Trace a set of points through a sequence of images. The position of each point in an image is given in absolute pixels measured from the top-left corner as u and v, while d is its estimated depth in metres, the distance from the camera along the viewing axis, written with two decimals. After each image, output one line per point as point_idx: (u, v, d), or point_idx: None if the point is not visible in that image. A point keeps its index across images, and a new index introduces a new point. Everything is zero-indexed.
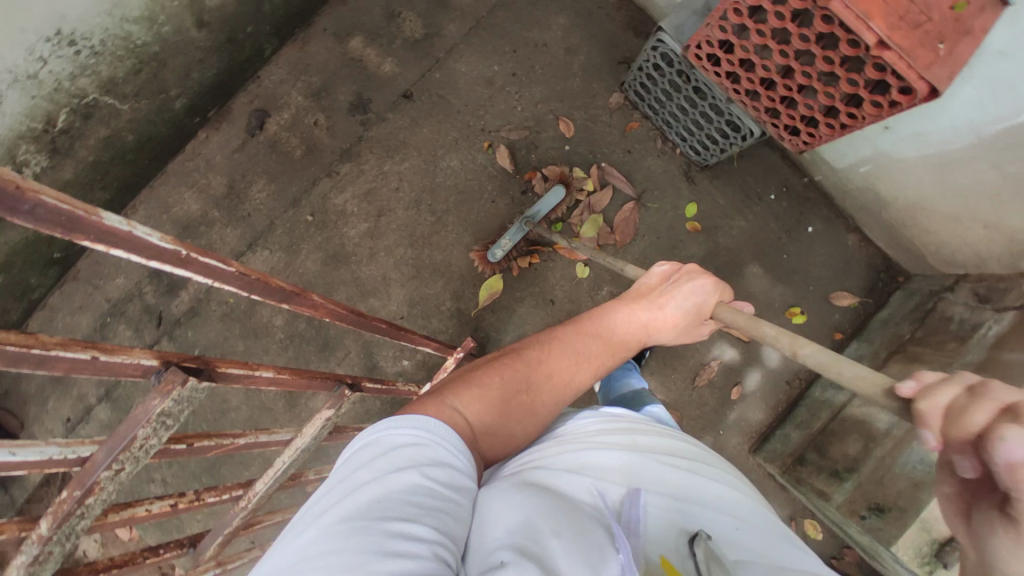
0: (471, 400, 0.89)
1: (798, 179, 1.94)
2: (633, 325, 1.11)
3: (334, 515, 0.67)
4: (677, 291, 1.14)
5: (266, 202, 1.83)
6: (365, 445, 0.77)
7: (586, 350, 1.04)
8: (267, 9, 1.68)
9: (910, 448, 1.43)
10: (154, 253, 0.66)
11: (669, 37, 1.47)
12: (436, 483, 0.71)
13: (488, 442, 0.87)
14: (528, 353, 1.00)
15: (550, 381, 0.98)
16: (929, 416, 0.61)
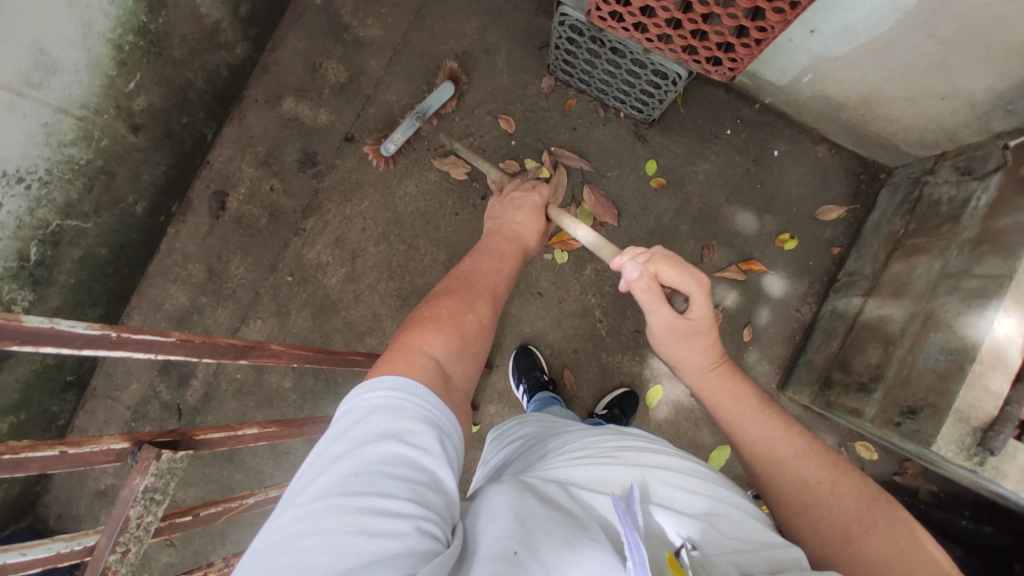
0: (436, 339, 0.95)
1: (749, 107, 1.91)
2: (510, 240, 1.32)
3: (314, 491, 0.70)
4: (524, 207, 1.40)
5: (247, 275, 1.88)
6: (342, 414, 0.80)
7: (486, 268, 1.20)
8: (195, 96, 1.74)
9: (929, 341, 1.38)
10: (86, 341, 0.76)
11: (569, 9, 1.47)
12: (413, 449, 0.74)
13: (463, 368, 0.96)
14: (449, 284, 1.10)
15: (480, 299, 1.10)
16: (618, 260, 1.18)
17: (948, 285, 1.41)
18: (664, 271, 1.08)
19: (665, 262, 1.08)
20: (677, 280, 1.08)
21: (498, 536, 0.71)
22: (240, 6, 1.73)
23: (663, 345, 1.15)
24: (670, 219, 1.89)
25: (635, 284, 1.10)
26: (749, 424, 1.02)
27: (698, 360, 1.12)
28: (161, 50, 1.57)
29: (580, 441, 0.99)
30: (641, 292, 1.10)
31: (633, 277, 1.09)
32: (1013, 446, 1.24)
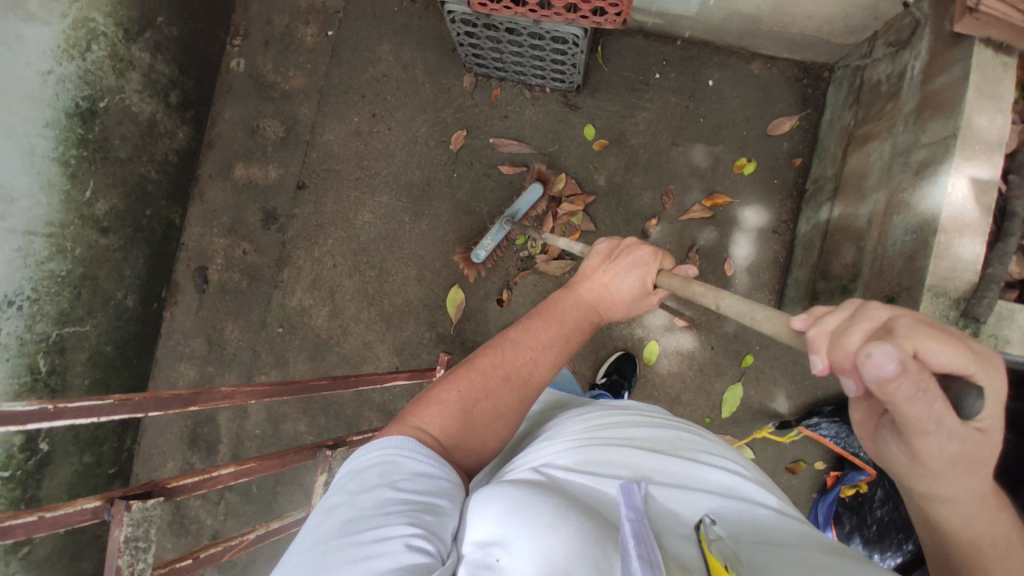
0: (435, 419, 0.90)
1: (672, 46, 1.87)
2: (584, 305, 1.11)
3: (314, 538, 0.72)
4: (621, 266, 1.13)
5: (243, 337, 1.99)
6: (342, 475, 0.81)
7: (536, 340, 1.02)
8: (152, 187, 1.86)
9: (894, 225, 1.31)
10: (30, 418, 0.91)
11: (453, 4, 1.49)
12: (406, 491, 0.75)
13: (459, 453, 0.90)
14: (482, 356, 0.99)
15: (508, 381, 0.97)
16: (820, 343, 0.64)
17: (900, 163, 1.34)
18: (933, 351, 0.56)
19: (932, 334, 0.56)
20: (961, 366, 0.56)
21: (481, 544, 0.68)
22: (169, 95, 1.84)
23: (917, 461, 0.65)
24: (622, 177, 1.87)
25: (890, 386, 0.54)
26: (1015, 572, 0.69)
27: (967, 480, 0.67)
28: (107, 153, 1.69)
29: (573, 425, 0.95)
30: (908, 401, 0.55)
31: (889, 376, 0.52)
32: (1005, 310, 1.17)
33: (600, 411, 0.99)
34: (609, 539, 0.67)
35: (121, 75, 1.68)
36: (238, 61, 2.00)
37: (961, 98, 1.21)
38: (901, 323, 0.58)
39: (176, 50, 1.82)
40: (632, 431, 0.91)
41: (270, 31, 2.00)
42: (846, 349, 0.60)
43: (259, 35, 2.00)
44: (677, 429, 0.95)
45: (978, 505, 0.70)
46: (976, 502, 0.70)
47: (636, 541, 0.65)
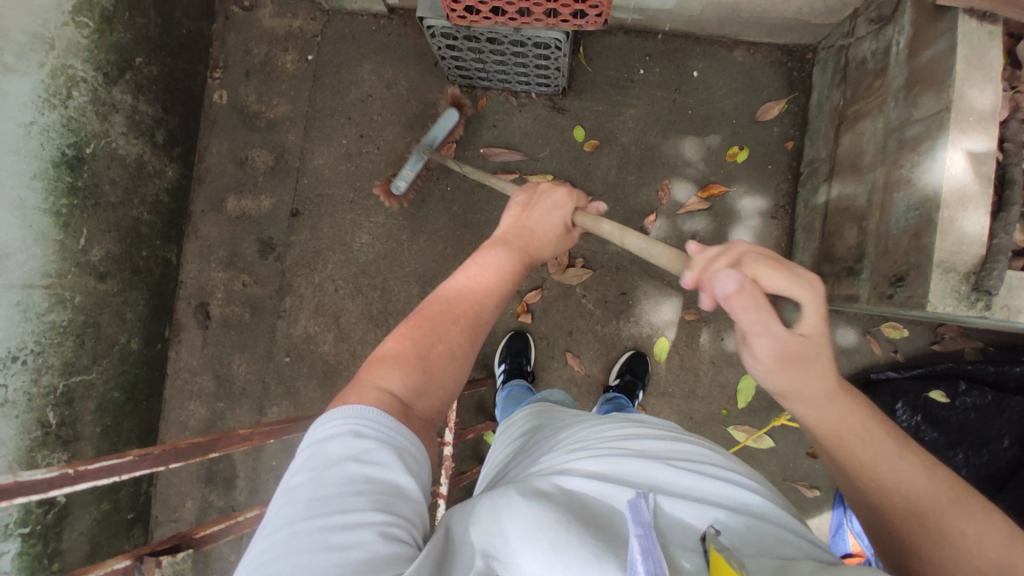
0: (393, 373, 0.92)
1: (653, 40, 1.87)
2: (512, 245, 1.18)
3: (281, 521, 0.72)
4: (541, 211, 1.27)
5: (250, 370, 1.97)
6: (303, 450, 0.81)
7: (476, 285, 1.08)
8: (145, 228, 1.85)
9: (895, 202, 1.31)
10: (48, 484, 0.89)
11: (432, 19, 1.48)
12: (371, 467, 0.77)
13: (422, 401, 0.93)
14: (427, 307, 1.03)
15: (457, 325, 1.02)
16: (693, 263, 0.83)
17: (895, 140, 1.34)
18: (766, 275, 0.75)
19: (768, 263, 0.76)
20: (788, 287, 0.75)
21: (481, 552, 0.70)
22: (155, 134, 1.82)
23: (764, 370, 0.79)
24: (616, 176, 1.86)
25: (732, 298, 0.75)
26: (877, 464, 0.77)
27: (824, 390, 0.78)
28: (98, 199, 1.68)
29: (585, 432, 0.96)
30: (742, 312, 0.75)
31: (730, 291, 0.75)
32: (1016, 279, 1.16)
33: (614, 422, 0.98)
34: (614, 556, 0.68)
35: (105, 119, 1.66)
36: (221, 94, 1.99)
37: (951, 70, 1.20)
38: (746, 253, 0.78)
39: (158, 89, 1.81)
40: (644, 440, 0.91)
41: (250, 61, 1.98)
42: (707, 269, 0.79)
43: (239, 66, 1.99)
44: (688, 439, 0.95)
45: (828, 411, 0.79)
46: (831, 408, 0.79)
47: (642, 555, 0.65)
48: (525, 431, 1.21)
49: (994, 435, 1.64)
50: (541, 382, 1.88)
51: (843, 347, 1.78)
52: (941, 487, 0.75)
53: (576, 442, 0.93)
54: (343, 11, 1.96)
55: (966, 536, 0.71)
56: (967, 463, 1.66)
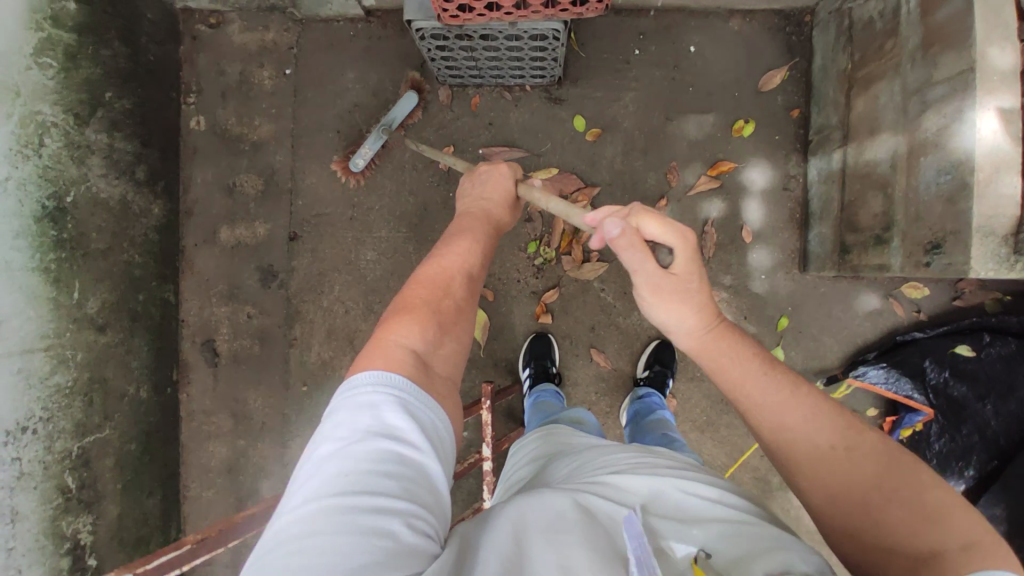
0: (411, 329, 0.93)
1: (646, 18, 1.80)
2: (480, 215, 1.25)
3: (304, 494, 0.70)
4: (497, 180, 1.32)
5: (267, 403, 1.91)
6: (332, 417, 0.80)
7: (463, 250, 1.12)
8: (139, 271, 1.75)
9: (923, 166, 1.29)
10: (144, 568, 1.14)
11: (421, 21, 1.39)
12: (401, 448, 0.75)
13: (440, 359, 0.93)
14: (425, 271, 1.05)
15: (456, 283, 1.05)
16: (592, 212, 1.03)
17: (917, 103, 1.30)
18: (649, 227, 0.94)
19: (652, 217, 0.94)
20: (666, 237, 0.94)
21: (500, 555, 0.68)
22: (136, 171, 1.72)
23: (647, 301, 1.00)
24: (621, 164, 1.81)
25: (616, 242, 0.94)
26: (748, 389, 0.91)
27: (698, 322, 0.98)
28: (87, 248, 1.59)
29: (602, 461, 0.95)
30: (625, 252, 0.94)
31: (615, 237, 0.93)
32: None
33: (629, 451, 0.98)
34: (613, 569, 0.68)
35: (81, 162, 1.56)
36: (198, 120, 1.89)
37: (972, 28, 1.16)
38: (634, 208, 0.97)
39: (133, 122, 1.71)
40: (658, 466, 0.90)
41: (225, 81, 1.88)
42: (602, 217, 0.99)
43: (214, 88, 1.88)
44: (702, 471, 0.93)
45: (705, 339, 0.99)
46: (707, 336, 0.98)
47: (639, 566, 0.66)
48: (536, 457, 1.18)
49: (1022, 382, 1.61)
50: (568, 382, 1.85)
51: (866, 312, 1.77)
52: (810, 407, 0.86)
53: (591, 470, 0.92)
54: (317, 18, 1.85)
55: (836, 449, 0.81)
56: (996, 413, 1.62)
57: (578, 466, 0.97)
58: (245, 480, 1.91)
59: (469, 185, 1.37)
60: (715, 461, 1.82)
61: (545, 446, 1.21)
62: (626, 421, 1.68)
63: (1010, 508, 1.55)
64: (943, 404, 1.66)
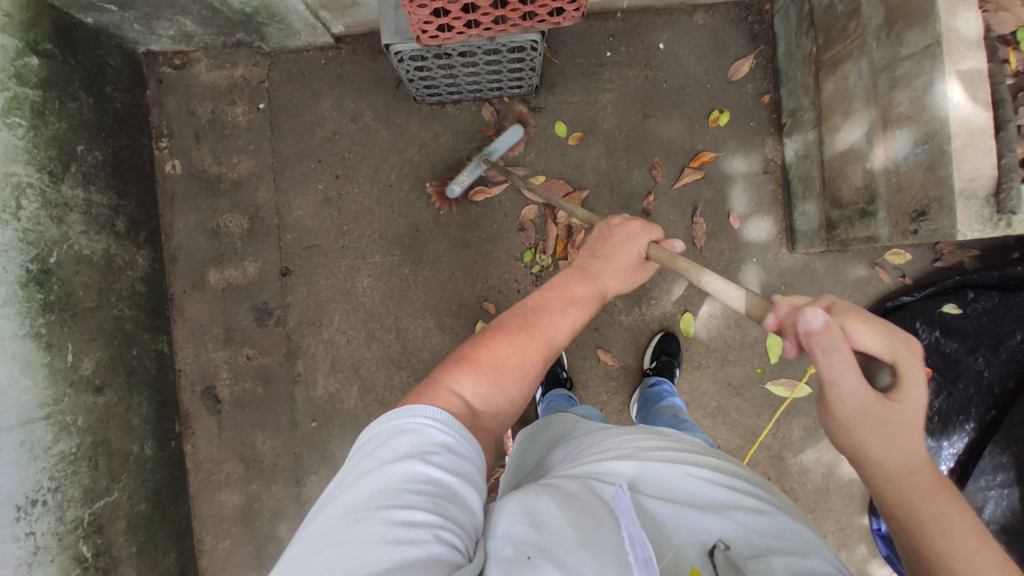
0: (466, 378, 0.91)
1: (613, 20, 1.83)
2: (590, 278, 1.17)
3: (341, 505, 0.71)
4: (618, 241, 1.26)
5: (277, 445, 1.86)
6: (369, 434, 0.80)
7: (558, 307, 1.08)
8: (130, 324, 1.71)
9: (898, 138, 1.36)
10: None
11: (400, 44, 1.39)
12: (435, 467, 0.75)
13: (489, 413, 0.91)
14: (507, 319, 1.03)
15: (534, 340, 1.01)
16: (782, 308, 0.98)
17: (886, 79, 1.37)
18: (857, 328, 0.85)
19: (863, 321, 0.86)
20: (879, 344, 0.85)
21: (512, 540, 0.71)
22: (116, 223, 1.69)
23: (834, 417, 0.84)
24: (606, 164, 1.84)
25: (814, 336, 0.84)
26: (956, 556, 0.70)
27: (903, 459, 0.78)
28: (74, 308, 1.55)
29: (608, 440, 0.96)
30: (826, 352, 0.83)
31: (816, 328, 0.84)
32: None
33: (640, 431, 0.98)
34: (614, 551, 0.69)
35: (60, 222, 1.53)
36: (173, 163, 1.85)
37: (933, 3, 1.22)
38: (837, 305, 0.89)
39: (108, 174, 1.67)
40: (673, 453, 0.90)
41: (197, 122, 1.85)
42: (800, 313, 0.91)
43: (186, 130, 1.85)
44: (723, 460, 0.93)
45: (908, 480, 0.77)
46: (904, 475, 0.77)
47: (632, 544, 0.69)
48: (543, 442, 1.17)
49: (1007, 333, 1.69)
50: (578, 385, 1.86)
51: (855, 282, 1.83)
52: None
53: (597, 449, 0.94)
54: (286, 50, 1.84)
55: None
56: (987, 363, 1.70)
57: (582, 448, 0.98)
58: (262, 526, 1.86)
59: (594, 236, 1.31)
60: (730, 445, 1.85)
61: (552, 427, 1.22)
62: (637, 411, 1.71)
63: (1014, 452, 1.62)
64: (937, 362, 1.74)
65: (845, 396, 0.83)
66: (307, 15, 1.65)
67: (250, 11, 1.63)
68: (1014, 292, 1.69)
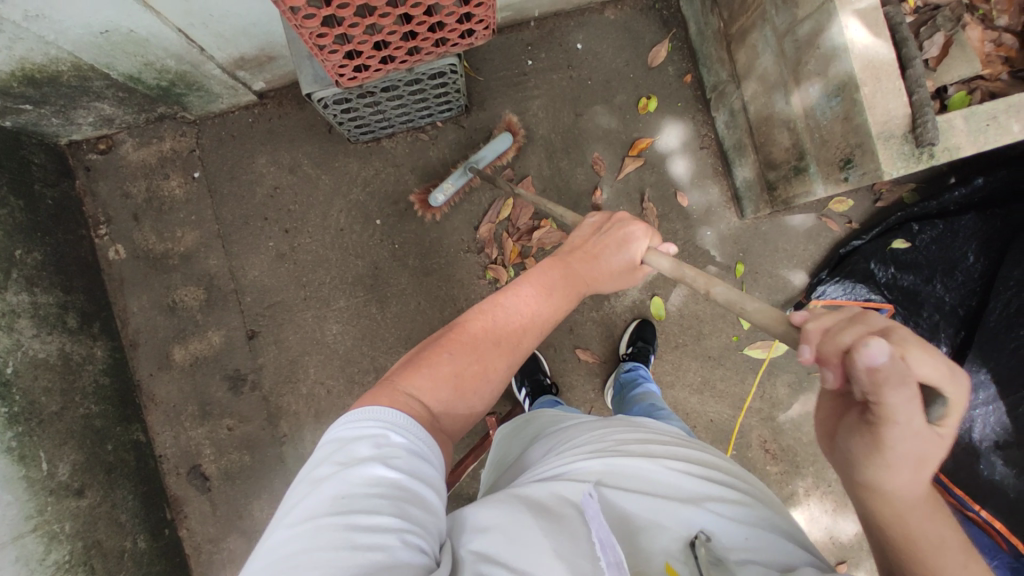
0: (425, 382, 0.91)
1: (528, 29, 1.87)
2: (570, 276, 1.14)
3: (302, 513, 0.69)
4: (612, 241, 1.19)
5: (274, 510, 1.81)
6: (327, 441, 0.79)
7: (529, 303, 1.07)
8: (100, 420, 1.66)
9: (814, 94, 1.42)
10: None
11: (320, 90, 1.39)
12: (396, 469, 0.74)
13: (446, 419, 0.92)
14: (472, 319, 1.02)
15: (499, 342, 1.01)
16: (813, 335, 0.66)
17: (791, 42, 1.44)
18: (922, 360, 0.59)
19: (923, 345, 0.59)
20: (938, 371, 0.60)
21: (486, 549, 0.72)
22: (67, 320, 1.64)
23: (879, 457, 0.64)
24: (548, 169, 1.87)
25: (877, 375, 0.58)
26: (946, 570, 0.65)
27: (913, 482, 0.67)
28: (39, 415, 1.51)
29: (581, 436, 0.96)
30: (886, 391, 0.59)
31: (881, 365, 0.57)
32: (945, 121, 1.29)
33: (619, 425, 0.99)
34: (586, 558, 0.70)
35: (11, 330, 1.49)
36: (117, 249, 1.81)
37: None
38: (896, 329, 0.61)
39: (51, 273, 1.63)
40: (650, 446, 0.91)
41: (134, 203, 1.82)
42: (838, 333, 0.63)
43: (123, 213, 1.82)
44: (696, 448, 0.94)
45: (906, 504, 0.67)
46: (907, 498, 0.67)
47: (603, 548, 0.70)
48: (523, 439, 1.17)
49: (961, 255, 1.75)
50: (564, 388, 1.86)
51: (807, 236, 1.89)
52: None
53: (568, 447, 0.93)
54: (211, 115, 1.82)
55: None
56: (947, 289, 1.76)
57: (559, 443, 0.99)
58: None
59: (590, 228, 1.27)
60: (722, 417, 1.88)
61: (530, 422, 1.23)
62: (613, 395, 1.72)
63: (994, 369, 1.66)
64: (898, 296, 1.79)
65: (901, 437, 0.62)
66: (225, 78, 1.64)
67: (166, 84, 1.62)
68: (958, 216, 1.75)
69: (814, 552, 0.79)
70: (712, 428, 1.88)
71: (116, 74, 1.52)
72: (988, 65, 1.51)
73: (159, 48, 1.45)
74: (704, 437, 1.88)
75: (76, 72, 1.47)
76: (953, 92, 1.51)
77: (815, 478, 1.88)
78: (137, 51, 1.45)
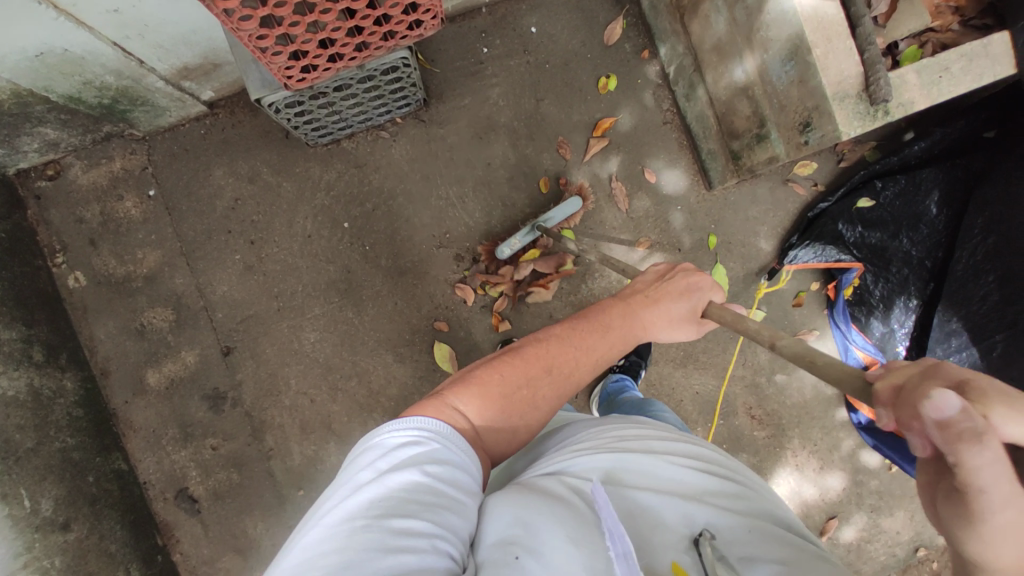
0: (473, 399, 0.91)
1: (480, 16, 1.84)
2: (629, 318, 1.08)
3: (339, 514, 0.70)
4: (674, 287, 1.11)
5: (268, 525, 1.78)
6: (367, 444, 0.80)
7: (582, 341, 1.04)
8: (78, 452, 1.62)
9: (769, 60, 1.43)
10: None
11: (270, 95, 1.35)
12: (433, 477, 0.75)
13: (490, 437, 0.91)
14: (523, 346, 1.01)
15: (549, 375, 0.99)
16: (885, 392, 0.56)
17: (743, 9, 1.45)
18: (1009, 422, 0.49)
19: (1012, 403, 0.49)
20: None
21: (502, 541, 0.72)
22: (32, 354, 1.59)
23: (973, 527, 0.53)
24: (514, 156, 1.85)
25: (951, 436, 0.49)
26: None
27: None
28: (14, 453, 1.47)
29: (583, 433, 0.96)
30: (965, 454, 0.49)
31: (953, 424, 0.48)
32: (899, 76, 1.31)
33: (620, 424, 0.99)
34: (596, 553, 0.69)
35: None
36: (76, 276, 1.76)
37: None
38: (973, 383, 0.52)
39: (11, 306, 1.58)
40: (652, 441, 0.91)
41: (89, 228, 1.76)
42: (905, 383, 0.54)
43: (80, 239, 1.76)
44: (695, 442, 0.95)
45: None
46: None
47: (612, 538, 0.69)
48: None
49: (924, 208, 1.77)
50: None
51: (775, 203, 1.90)
52: None
53: (573, 443, 0.94)
54: (162, 128, 1.76)
55: None
56: (914, 243, 1.78)
57: (563, 440, 0.99)
58: None
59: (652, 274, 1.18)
60: (707, 388, 1.90)
61: None
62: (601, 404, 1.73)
63: (964, 317, 1.70)
64: (867, 254, 1.80)
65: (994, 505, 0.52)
66: (170, 90, 1.58)
67: (109, 102, 1.56)
68: (918, 169, 1.78)
69: (811, 541, 0.81)
70: (698, 400, 1.90)
71: (55, 96, 1.46)
72: (939, 16, 1.52)
73: (97, 65, 1.40)
74: (692, 409, 1.89)
75: (15, 98, 1.42)
76: (905, 48, 1.52)
77: (801, 439, 1.92)
78: (74, 71, 1.39)
